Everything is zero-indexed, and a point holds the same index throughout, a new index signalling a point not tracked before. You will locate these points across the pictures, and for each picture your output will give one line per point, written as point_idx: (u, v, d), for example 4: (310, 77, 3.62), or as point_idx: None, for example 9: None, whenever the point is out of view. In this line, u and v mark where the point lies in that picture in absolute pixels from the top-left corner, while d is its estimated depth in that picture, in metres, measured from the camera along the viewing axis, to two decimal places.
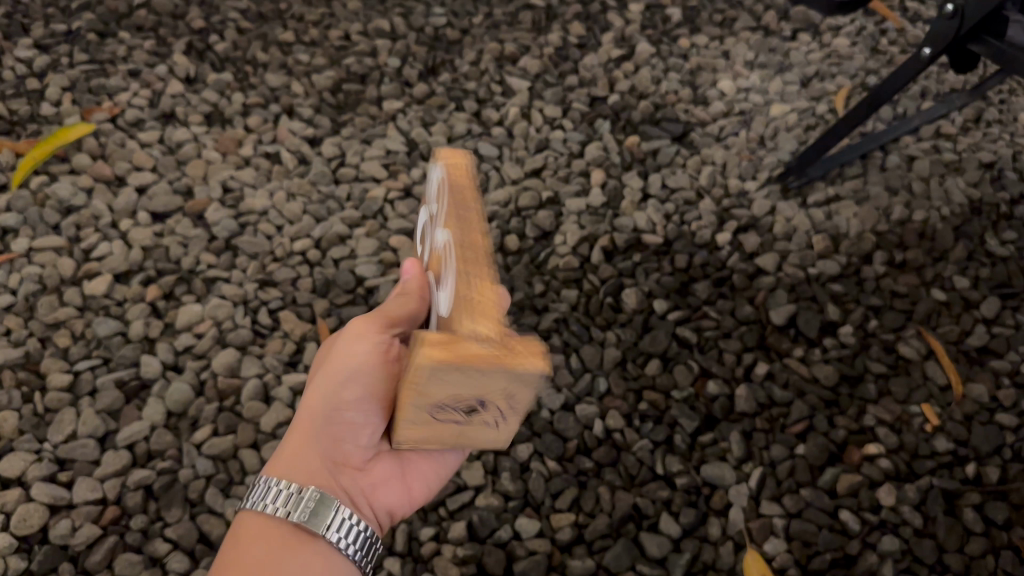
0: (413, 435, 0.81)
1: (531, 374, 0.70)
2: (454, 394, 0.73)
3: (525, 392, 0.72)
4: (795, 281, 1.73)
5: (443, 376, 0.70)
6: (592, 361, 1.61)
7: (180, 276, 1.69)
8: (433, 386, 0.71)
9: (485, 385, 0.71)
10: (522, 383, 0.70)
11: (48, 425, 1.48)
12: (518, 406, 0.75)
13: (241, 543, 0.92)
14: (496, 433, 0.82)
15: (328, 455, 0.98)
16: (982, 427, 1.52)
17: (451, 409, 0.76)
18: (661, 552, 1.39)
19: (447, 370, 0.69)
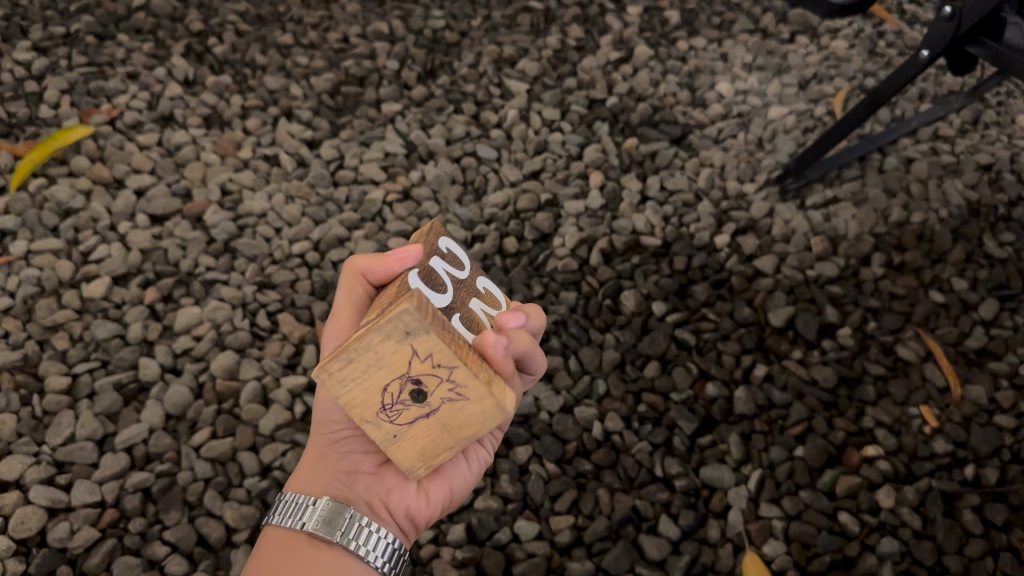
0: (398, 437, 0.86)
1: (394, 321, 0.74)
2: (372, 383, 0.80)
3: (425, 334, 0.75)
4: (794, 283, 1.74)
5: (343, 375, 0.79)
6: (591, 363, 1.61)
7: (179, 278, 1.69)
8: (347, 386, 0.80)
9: (388, 357, 0.78)
10: (410, 325, 0.74)
11: (46, 427, 1.48)
12: (440, 351, 0.77)
13: (261, 558, 0.90)
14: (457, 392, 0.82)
15: (335, 466, 0.98)
16: (980, 428, 1.52)
17: (390, 394, 0.82)
18: (660, 554, 1.39)
19: (336, 370, 0.78)
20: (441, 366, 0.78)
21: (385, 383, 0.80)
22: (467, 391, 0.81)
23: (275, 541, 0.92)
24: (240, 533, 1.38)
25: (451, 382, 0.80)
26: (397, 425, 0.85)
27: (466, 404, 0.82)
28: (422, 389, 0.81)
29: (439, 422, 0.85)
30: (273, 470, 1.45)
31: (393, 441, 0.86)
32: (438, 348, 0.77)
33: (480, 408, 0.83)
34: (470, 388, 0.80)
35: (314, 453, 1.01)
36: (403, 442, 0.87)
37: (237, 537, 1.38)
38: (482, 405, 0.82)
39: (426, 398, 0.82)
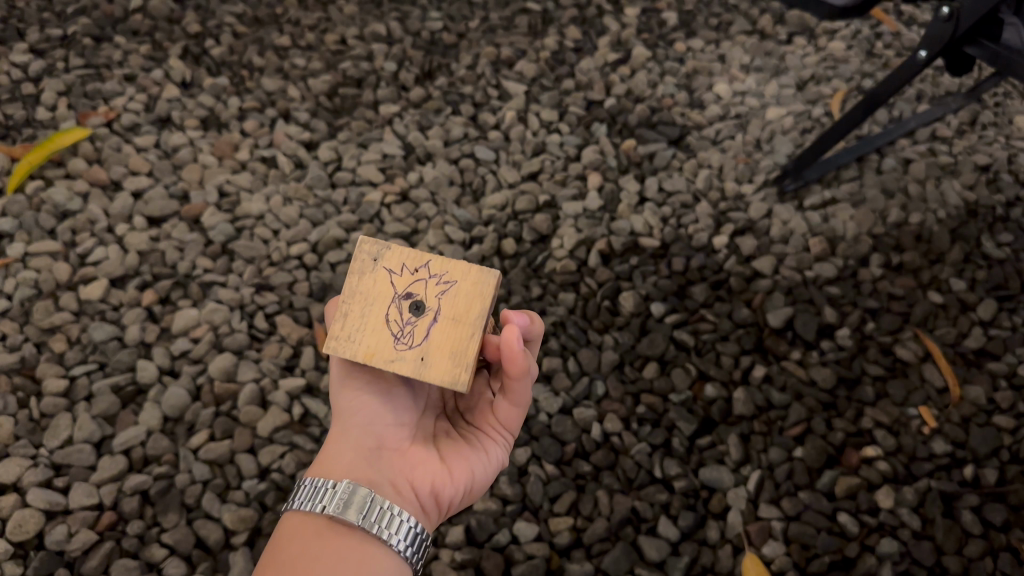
0: (425, 358, 0.95)
1: (359, 254, 1.01)
2: (373, 321, 0.98)
3: (386, 251, 1.01)
4: (792, 284, 1.73)
5: (347, 331, 0.98)
6: (590, 364, 1.61)
7: (176, 280, 1.69)
8: (358, 338, 0.97)
9: (372, 292, 0.99)
10: (372, 247, 1.01)
11: (44, 430, 1.47)
12: (406, 261, 1.00)
13: (286, 542, 0.90)
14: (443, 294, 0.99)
15: (357, 445, 0.97)
16: (979, 428, 1.52)
17: (395, 322, 0.98)
18: (660, 555, 1.38)
19: (339, 332, 0.98)
20: (413, 268, 1.00)
21: (384, 312, 0.98)
22: (448, 274, 0.99)
23: (301, 526, 0.91)
24: (239, 536, 1.38)
25: (431, 275, 0.99)
26: (417, 346, 0.96)
27: (456, 292, 0.99)
28: (413, 298, 0.99)
29: (449, 326, 0.97)
30: (271, 472, 1.45)
31: (424, 364, 0.95)
32: (402, 256, 1.00)
33: (468, 287, 0.99)
34: (447, 270, 1.00)
35: (332, 440, 0.99)
36: (433, 358, 0.95)
37: (236, 539, 1.37)
38: (467, 282, 0.99)
39: (423, 306, 0.98)
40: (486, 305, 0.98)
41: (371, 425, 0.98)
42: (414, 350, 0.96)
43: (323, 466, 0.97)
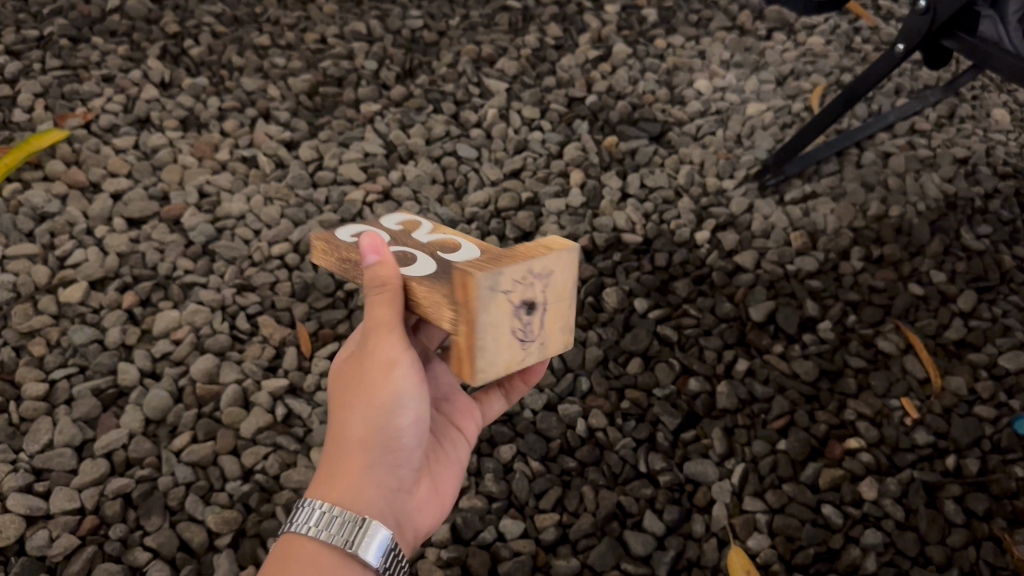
0: (541, 346, 0.96)
1: (481, 292, 0.86)
2: (504, 336, 0.90)
3: (503, 268, 0.87)
4: (774, 278, 1.75)
5: (512, 353, 0.92)
6: (574, 361, 1.61)
7: (157, 282, 1.68)
8: (519, 338, 0.92)
9: (497, 309, 0.88)
10: (483, 278, 0.85)
11: (23, 434, 1.46)
12: (527, 265, 0.89)
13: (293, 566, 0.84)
14: (547, 291, 0.93)
15: (384, 480, 0.92)
16: (961, 418, 1.53)
17: (517, 330, 0.92)
18: (646, 549, 1.37)
19: (510, 354, 0.92)
20: (523, 278, 0.89)
21: (508, 324, 0.90)
22: (550, 272, 0.92)
23: (300, 555, 0.85)
24: (222, 537, 1.36)
25: (529, 276, 0.90)
26: (540, 339, 0.95)
27: (556, 282, 0.93)
28: (526, 298, 0.91)
29: (558, 312, 0.96)
30: (254, 473, 1.44)
31: (542, 349, 0.96)
32: (510, 276, 0.88)
33: (568, 266, 0.95)
34: (559, 271, 0.93)
35: (363, 471, 0.90)
36: (548, 343, 0.96)
37: (219, 541, 1.36)
38: (562, 267, 0.93)
39: (536, 308, 0.93)
40: (574, 277, 0.96)
41: (399, 464, 0.94)
42: (539, 340, 0.95)
43: (338, 487, 0.89)
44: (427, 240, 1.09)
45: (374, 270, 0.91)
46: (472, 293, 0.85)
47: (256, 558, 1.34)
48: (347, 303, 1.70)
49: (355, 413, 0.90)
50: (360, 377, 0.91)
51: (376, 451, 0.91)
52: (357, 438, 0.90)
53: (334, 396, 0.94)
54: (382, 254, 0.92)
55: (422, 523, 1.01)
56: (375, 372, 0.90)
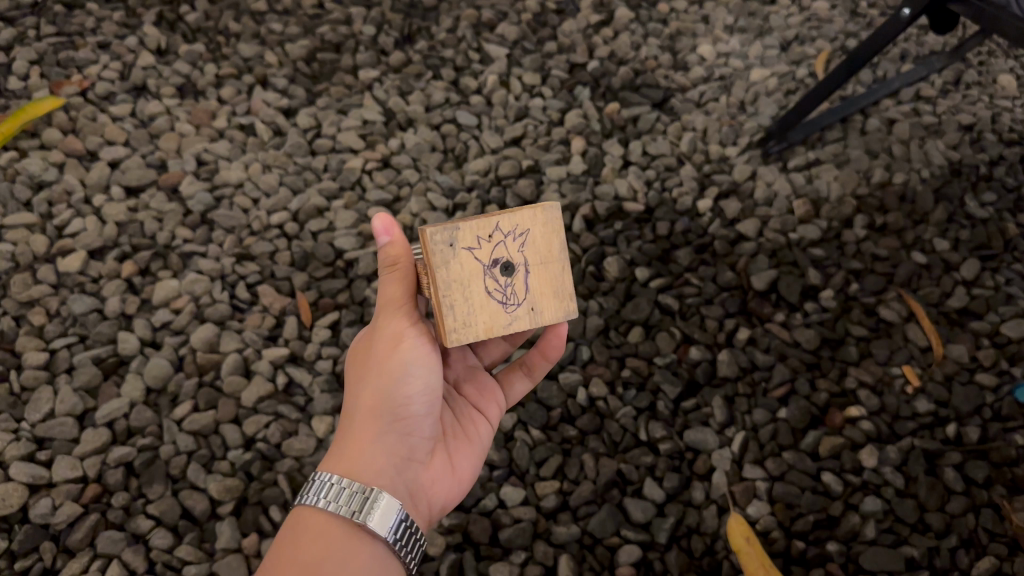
0: (532, 309, 1.06)
1: (439, 247, 0.98)
2: (478, 296, 1.02)
3: (464, 226, 0.99)
4: (777, 247, 1.73)
5: (489, 313, 1.03)
6: (575, 330, 1.61)
7: (156, 251, 1.67)
8: (496, 298, 1.03)
9: (464, 268, 1.00)
10: (436, 233, 0.97)
11: (24, 403, 1.46)
12: (493, 225, 1.01)
13: (303, 536, 0.91)
14: (519, 250, 1.04)
15: (395, 448, 1.02)
16: (962, 387, 1.53)
17: (493, 290, 1.03)
18: (645, 516, 1.39)
19: (488, 314, 1.03)
20: (489, 237, 1.01)
21: (482, 285, 1.02)
22: (522, 228, 1.03)
23: (311, 525, 0.92)
24: (224, 505, 1.37)
25: (497, 235, 1.02)
26: (525, 301, 1.06)
27: (530, 242, 1.05)
28: (496, 259, 1.02)
29: (540, 272, 1.06)
30: (256, 442, 1.45)
31: (534, 314, 1.06)
32: (474, 231, 1.00)
33: (543, 229, 1.05)
34: (530, 232, 1.05)
35: (373, 439, 1.00)
36: (539, 306, 1.07)
37: (222, 510, 1.37)
38: (539, 225, 1.05)
39: (513, 269, 1.04)
40: (557, 239, 1.07)
41: (411, 434, 1.03)
42: (525, 300, 1.06)
43: (351, 455, 0.99)
44: None
45: (386, 249, 1.00)
46: (431, 250, 0.98)
47: (259, 526, 1.36)
48: (347, 272, 1.69)
49: (368, 385, 1.02)
50: (371, 354, 1.02)
51: (384, 420, 1.01)
52: (369, 408, 1.01)
53: (354, 375, 1.06)
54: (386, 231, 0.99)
55: (437, 498, 1.09)
56: (385, 347, 1.01)
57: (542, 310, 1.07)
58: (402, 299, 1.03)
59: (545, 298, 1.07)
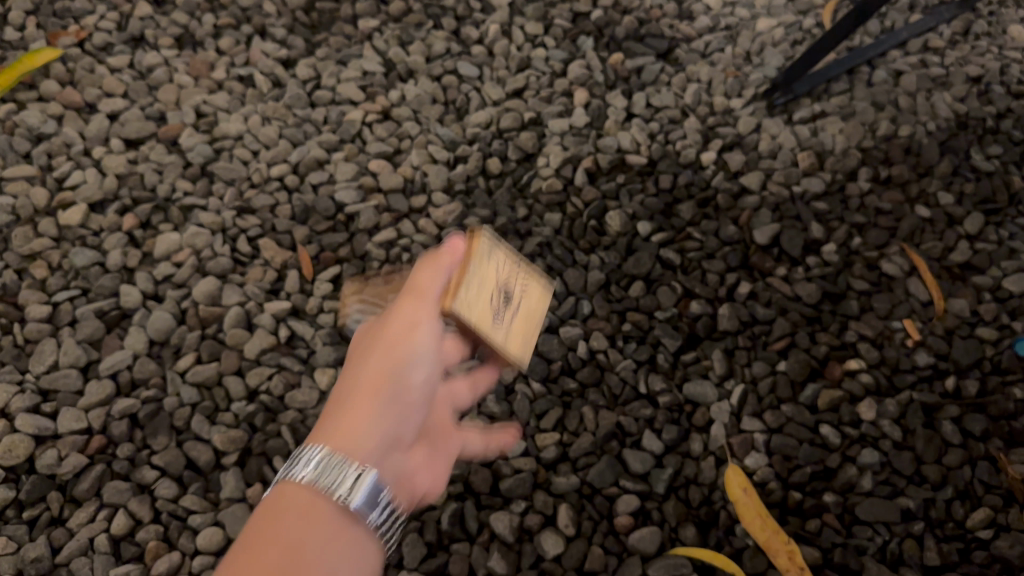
0: (511, 334, 1.08)
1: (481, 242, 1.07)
2: (482, 297, 1.05)
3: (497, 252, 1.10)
4: (780, 200, 1.73)
5: (486, 309, 1.05)
6: (576, 284, 1.61)
7: (156, 204, 1.67)
8: (490, 309, 1.06)
9: (482, 267, 1.06)
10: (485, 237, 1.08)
11: (29, 356, 1.47)
12: (514, 264, 1.13)
13: (285, 513, 0.84)
14: (520, 305, 1.12)
15: (391, 440, 0.95)
16: (963, 340, 1.54)
17: (492, 302, 1.07)
18: (644, 467, 1.40)
19: (484, 311, 1.04)
20: (508, 264, 1.12)
21: (489, 291, 1.07)
22: (528, 284, 1.15)
23: (299, 501, 0.85)
24: (228, 456, 1.38)
25: (511, 264, 1.12)
26: (507, 326, 1.08)
27: (528, 298, 1.14)
28: (504, 291, 1.10)
29: (523, 325, 1.12)
30: (259, 394, 1.46)
31: (511, 337, 1.08)
32: (503, 260, 1.11)
33: (538, 295, 1.16)
34: (531, 294, 1.15)
35: (374, 422, 0.93)
36: (516, 335, 1.09)
37: (226, 460, 1.38)
38: (535, 296, 1.16)
39: (514, 302, 1.11)
40: (541, 312, 1.17)
41: (403, 429, 0.97)
42: (506, 331, 1.08)
43: (346, 431, 0.91)
44: None
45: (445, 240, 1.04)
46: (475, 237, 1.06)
47: (263, 475, 1.37)
48: (348, 226, 1.69)
49: (374, 363, 0.95)
50: (384, 335, 0.97)
51: (387, 403, 0.94)
52: (371, 387, 0.94)
53: (354, 354, 0.99)
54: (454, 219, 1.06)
55: (404, 502, 1.02)
56: (402, 330, 0.97)
57: (512, 342, 1.08)
58: (428, 284, 1.00)
59: (515, 341, 1.09)
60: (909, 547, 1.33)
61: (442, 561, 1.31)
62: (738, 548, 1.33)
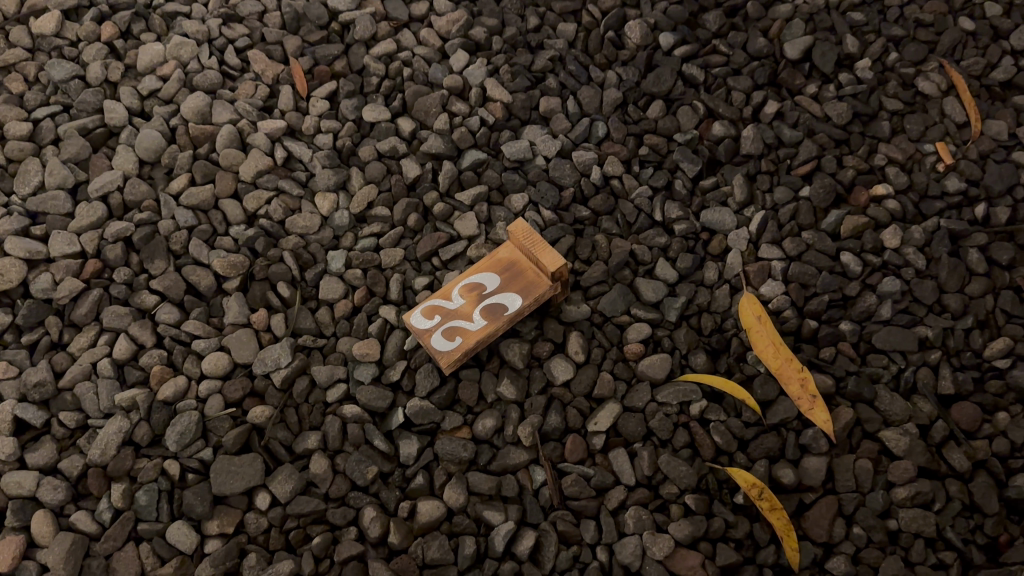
0: (525, 299, 1.25)
1: (466, 276, 1.30)
2: (509, 289, 1.27)
3: (492, 268, 1.30)
4: (814, 10, 1.59)
5: (513, 298, 1.26)
6: (590, 106, 1.52)
7: (137, 12, 1.58)
8: (497, 308, 1.25)
9: None
10: (491, 266, 1.30)
11: (13, 177, 1.42)
12: (490, 275, 1.29)
13: None
14: (484, 305, 1.26)
15: None
16: (997, 165, 1.44)
17: (502, 293, 1.27)
18: (657, 296, 1.34)
19: (506, 301, 1.26)
20: (467, 283, 1.29)
21: (470, 302, 1.27)
22: (482, 280, 1.28)
23: None
24: (231, 281, 1.34)
25: (477, 284, 1.28)
26: (510, 307, 1.25)
27: (503, 295, 1.27)
28: (494, 283, 1.28)
29: (504, 309, 1.25)
30: (259, 218, 1.40)
31: (522, 297, 1.26)
32: (466, 283, 1.29)
33: (529, 266, 1.29)
34: (504, 276, 1.28)
35: None
36: (524, 301, 1.25)
37: (229, 285, 1.34)
38: (508, 283, 1.28)
39: (525, 268, 1.28)
40: (527, 306, 1.26)
41: None
42: (519, 302, 1.25)
43: None
44: (449, 295, 1.28)
45: (441, 291, 1.29)
46: (445, 293, 1.28)
47: (267, 302, 1.33)
48: (344, 37, 1.60)
49: None
50: None
51: None
52: None
53: None
54: (475, 268, 1.30)
55: None
56: None
57: (528, 302, 1.25)
58: None
59: (520, 310, 1.25)
60: (939, 375, 1.27)
61: (451, 390, 1.26)
62: (750, 376, 1.27)
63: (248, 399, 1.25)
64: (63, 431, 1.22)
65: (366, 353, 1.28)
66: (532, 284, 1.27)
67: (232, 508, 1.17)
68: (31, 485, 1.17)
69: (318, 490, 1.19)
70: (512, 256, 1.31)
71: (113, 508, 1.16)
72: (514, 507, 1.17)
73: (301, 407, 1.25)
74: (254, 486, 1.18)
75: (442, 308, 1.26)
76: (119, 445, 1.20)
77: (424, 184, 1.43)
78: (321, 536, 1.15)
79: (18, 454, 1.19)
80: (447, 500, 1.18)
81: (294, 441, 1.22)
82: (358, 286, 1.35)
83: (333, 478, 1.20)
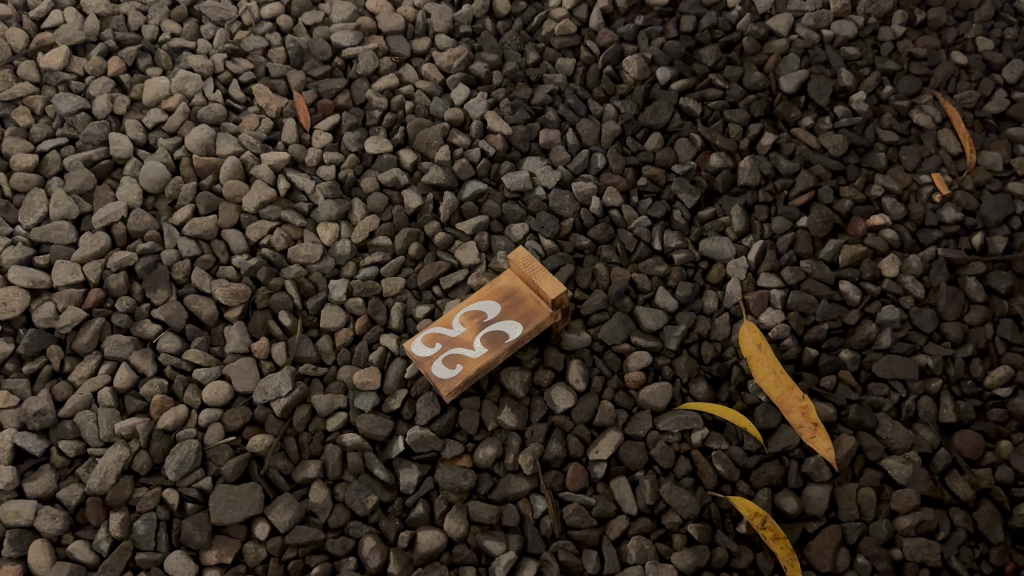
0: (526, 327, 1.26)
1: (469, 304, 1.30)
2: (510, 317, 1.27)
3: (494, 296, 1.30)
4: (808, 44, 1.62)
5: (514, 326, 1.26)
6: (590, 138, 1.54)
7: (143, 47, 1.61)
8: (498, 335, 1.26)
9: None
10: (494, 294, 1.31)
11: (18, 208, 1.43)
12: (492, 304, 1.29)
13: None
14: (486, 333, 1.26)
15: None
16: (993, 195, 1.45)
17: (504, 321, 1.27)
18: (657, 324, 1.34)
19: (508, 330, 1.26)
20: (469, 312, 1.29)
21: (471, 330, 1.27)
22: (484, 308, 1.29)
23: None
24: (232, 310, 1.34)
25: (479, 312, 1.29)
26: (511, 335, 1.25)
27: (505, 322, 1.27)
28: (496, 310, 1.29)
29: (505, 336, 1.25)
30: (261, 248, 1.41)
31: (523, 325, 1.26)
32: (469, 311, 1.29)
33: (530, 294, 1.30)
34: (506, 304, 1.29)
35: None
36: (525, 329, 1.26)
37: (230, 314, 1.34)
38: (510, 311, 1.28)
39: (527, 297, 1.29)
40: (528, 334, 1.26)
41: None
42: (521, 329, 1.26)
43: None
44: (451, 323, 1.29)
45: (444, 318, 1.30)
46: (448, 320, 1.29)
47: (269, 331, 1.34)
48: (346, 72, 1.62)
49: None
50: None
51: None
52: None
53: None
54: (478, 296, 1.31)
55: None
56: None
57: (529, 330, 1.25)
58: None
59: (521, 339, 1.25)
60: (941, 403, 1.26)
61: (451, 418, 1.25)
62: (751, 405, 1.27)
63: (248, 428, 1.25)
64: (63, 460, 1.21)
65: (367, 381, 1.28)
66: (534, 312, 1.27)
67: (230, 538, 1.16)
68: (29, 515, 1.16)
69: (318, 519, 1.18)
70: (514, 284, 1.31)
71: (111, 537, 1.15)
72: (515, 537, 1.16)
73: (301, 436, 1.25)
74: (253, 516, 1.17)
75: (444, 335, 1.27)
76: (118, 474, 1.19)
77: (425, 215, 1.45)
78: (320, 566, 1.14)
79: (17, 484, 1.19)
80: (448, 530, 1.17)
81: (294, 470, 1.22)
82: (359, 314, 1.35)
83: (333, 508, 1.19)
